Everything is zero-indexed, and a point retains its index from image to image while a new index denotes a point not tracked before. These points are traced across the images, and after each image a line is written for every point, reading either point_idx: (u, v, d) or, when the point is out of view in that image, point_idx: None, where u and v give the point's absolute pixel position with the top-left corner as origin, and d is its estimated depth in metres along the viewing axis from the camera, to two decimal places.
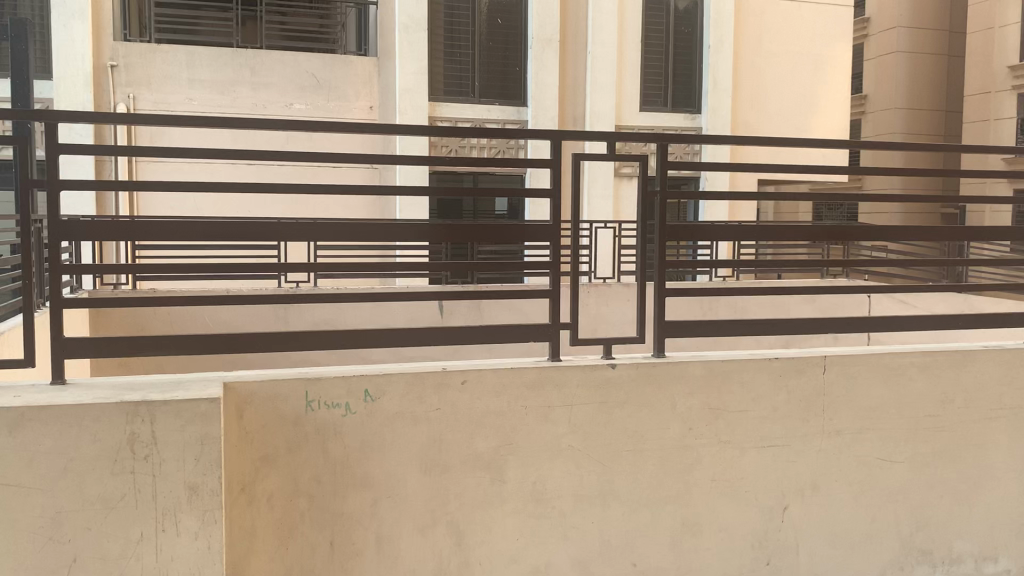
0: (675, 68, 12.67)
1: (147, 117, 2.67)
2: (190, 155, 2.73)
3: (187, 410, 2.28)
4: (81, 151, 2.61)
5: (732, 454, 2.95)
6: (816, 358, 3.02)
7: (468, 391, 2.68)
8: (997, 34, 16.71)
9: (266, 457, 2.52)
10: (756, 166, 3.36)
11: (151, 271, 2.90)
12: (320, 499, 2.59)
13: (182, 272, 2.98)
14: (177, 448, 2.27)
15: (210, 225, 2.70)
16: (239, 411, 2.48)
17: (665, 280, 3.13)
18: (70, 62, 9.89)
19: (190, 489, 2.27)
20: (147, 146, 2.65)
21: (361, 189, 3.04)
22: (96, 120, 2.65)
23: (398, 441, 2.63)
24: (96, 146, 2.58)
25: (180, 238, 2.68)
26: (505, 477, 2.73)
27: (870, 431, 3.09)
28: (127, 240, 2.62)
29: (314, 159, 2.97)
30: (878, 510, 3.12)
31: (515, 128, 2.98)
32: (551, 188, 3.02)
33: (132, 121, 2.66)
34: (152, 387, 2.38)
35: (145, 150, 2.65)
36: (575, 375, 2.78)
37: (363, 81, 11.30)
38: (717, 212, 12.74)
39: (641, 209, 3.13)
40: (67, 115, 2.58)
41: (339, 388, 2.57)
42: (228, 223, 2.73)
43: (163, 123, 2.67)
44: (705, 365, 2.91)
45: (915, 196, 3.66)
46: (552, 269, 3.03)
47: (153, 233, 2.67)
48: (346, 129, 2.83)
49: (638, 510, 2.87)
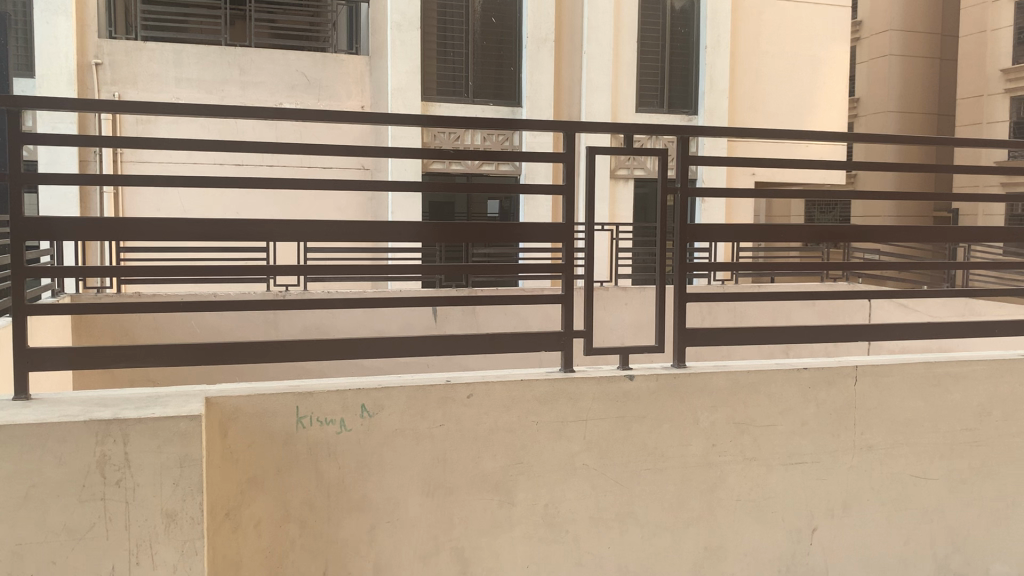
0: (672, 69, 12.43)
1: (130, 105, 2.44)
2: (177, 148, 2.49)
3: (165, 429, 2.04)
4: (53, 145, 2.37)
5: (759, 471, 2.73)
6: (847, 369, 2.80)
7: (474, 406, 2.46)
8: (989, 37, 16.59)
9: (253, 479, 2.29)
10: (782, 163, 3.14)
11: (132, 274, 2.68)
12: (311, 524, 2.36)
13: (166, 274, 2.75)
14: (153, 472, 2.03)
15: (198, 226, 2.47)
16: (222, 429, 2.25)
17: (685, 286, 2.91)
18: (52, 60, 9.64)
19: (167, 516, 2.04)
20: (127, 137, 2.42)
21: (357, 184, 2.81)
22: (70, 107, 2.41)
23: (399, 461, 2.40)
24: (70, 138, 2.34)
25: (163, 239, 2.44)
26: (513, 500, 2.50)
27: (904, 446, 2.87)
28: (110, 239, 2.37)
29: (307, 153, 2.72)
30: (912, 531, 2.91)
31: (523, 117, 2.75)
32: (563, 185, 2.78)
33: (108, 108, 2.43)
34: (126, 402, 2.14)
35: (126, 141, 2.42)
36: (591, 388, 2.56)
37: (355, 80, 11.10)
38: (715, 211, 12.55)
39: (660, 210, 2.90)
40: (39, 100, 2.35)
41: (332, 403, 2.34)
42: (214, 221, 2.49)
43: (149, 110, 2.44)
44: (728, 377, 2.69)
45: (942, 197, 3.46)
46: (565, 272, 2.79)
47: (137, 231, 2.42)
48: (342, 118, 2.60)
49: (658, 534, 2.65)
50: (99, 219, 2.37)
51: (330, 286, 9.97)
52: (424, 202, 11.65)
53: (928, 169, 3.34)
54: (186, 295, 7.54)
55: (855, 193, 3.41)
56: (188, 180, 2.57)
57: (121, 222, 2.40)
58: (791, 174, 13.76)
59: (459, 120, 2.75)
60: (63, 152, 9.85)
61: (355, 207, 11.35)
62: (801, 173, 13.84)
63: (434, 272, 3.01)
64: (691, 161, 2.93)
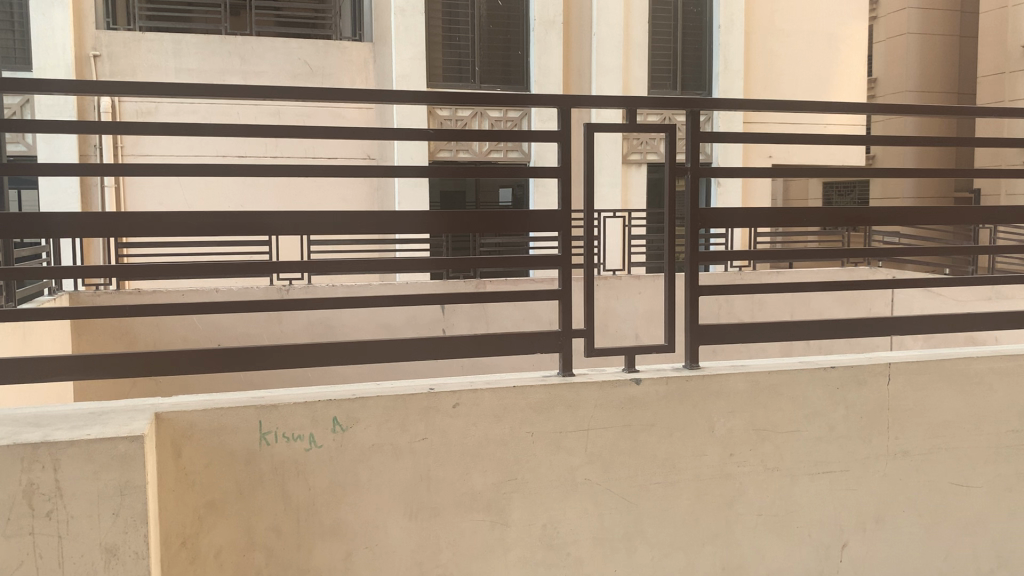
0: (684, 49, 12.03)
1: (132, 85, 2.21)
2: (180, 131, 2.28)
3: (102, 453, 1.79)
4: (44, 133, 2.18)
5: (781, 482, 2.46)
6: (879, 366, 2.53)
7: (462, 416, 2.20)
8: (1010, 13, 15.35)
9: (212, 503, 2.05)
10: (802, 139, 2.83)
11: (127, 273, 2.48)
12: (281, 553, 2.10)
13: (161, 274, 2.54)
14: (88, 502, 1.78)
15: (194, 220, 2.25)
16: (175, 447, 2.01)
17: (697, 276, 2.63)
18: (49, 52, 9.44)
19: (107, 551, 1.79)
20: (123, 122, 2.24)
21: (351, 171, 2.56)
22: (68, 88, 2.18)
23: (378, 479, 2.14)
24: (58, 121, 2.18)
25: (164, 235, 2.24)
26: (507, 520, 2.24)
27: (943, 451, 2.58)
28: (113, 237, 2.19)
29: (295, 137, 2.47)
30: (953, 547, 2.62)
31: (518, 94, 2.47)
32: (560, 167, 2.51)
33: (108, 90, 2.22)
34: (65, 420, 1.90)
35: (128, 126, 2.26)
36: (592, 394, 2.30)
37: (358, 67, 10.82)
38: (731, 195, 12.23)
39: (667, 195, 2.61)
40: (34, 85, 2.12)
41: (299, 415, 2.09)
42: (213, 216, 2.27)
43: (154, 93, 2.22)
44: (748, 378, 2.42)
45: (975, 172, 3.15)
46: (563, 264, 2.52)
47: (144, 227, 2.22)
48: (339, 96, 2.33)
49: (671, 555, 2.38)
50: (103, 214, 2.18)
51: (336, 280, 9.78)
52: (434, 191, 11.39)
53: (960, 144, 3.02)
54: (185, 293, 7.33)
55: (881, 170, 3.11)
56: (187, 169, 2.35)
57: (127, 217, 2.21)
58: (809, 153, 13.39)
59: (455, 97, 2.48)
60: (63, 145, 9.66)
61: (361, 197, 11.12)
62: (819, 153, 13.43)
63: (425, 268, 2.75)
64: (702, 140, 2.64)
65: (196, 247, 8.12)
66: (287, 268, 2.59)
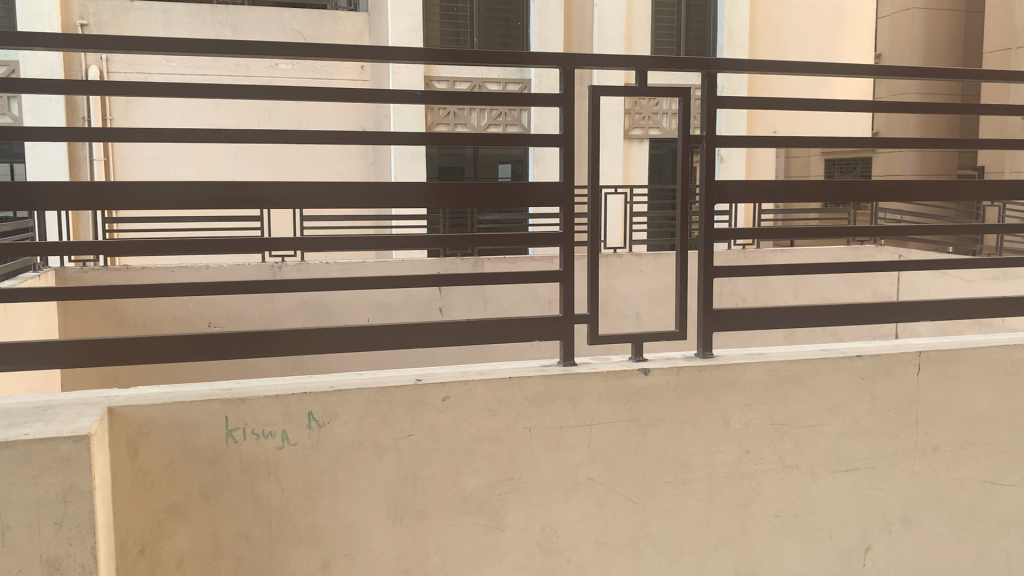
0: (688, 20, 11.74)
1: (121, 37, 1.95)
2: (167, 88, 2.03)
3: (40, 456, 1.57)
4: (25, 92, 1.93)
5: (801, 481, 2.25)
6: (908, 355, 2.31)
7: (452, 411, 1.99)
8: None
9: (174, 507, 1.84)
10: (823, 106, 2.59)
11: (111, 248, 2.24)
12: (250, 560, 1.89)
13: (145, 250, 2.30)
14: (27, 511, 1.57)
15: (187, 190, 2.02)
16: (131, 445, 1.81)
17: (710, 256, 2.40)
18: (35, 20, 9.11)
19: (49, 566, 1.58)
20: (116, 81, 1.97)
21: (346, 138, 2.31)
22: (51, 41, 1.92)
23: (359, 479, 1.94)
24: (43, 80, 1.92)
25: (154, 207, 2.00)
26: (502, 524, 2.04)
27: (974, 447, 2.37)
28: (102, 209, 1.95)
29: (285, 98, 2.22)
30: (984, 551, 2.42)
31: (517, 53, 2.24)
32: (563, 133, 2.27)
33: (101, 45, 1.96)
34: (6, 416, 1.69)
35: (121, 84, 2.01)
36: (596, 386, 2.09)
37: (353, 37, 10.55)
38: (734, 168, 12.02)
39: (680, 168, 2.38)
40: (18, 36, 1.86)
41: (271, 410, 1.88)
42: (208, 184, 2.03)
43: (144, 48, 1.97)
44: (765, 368, 2.22)
45: (998, 141, 2.92)
46: (564, 243, 2.29)
47: (133, 200, 1.99)
48: (328, 53, 2.09)
49: (680, 560, 2.17)
50: (89, 183, 1.95)
51: (331, 258, 9.54)
52: (432, 164, 11.13)
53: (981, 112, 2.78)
54: (174, 270, 7.06)
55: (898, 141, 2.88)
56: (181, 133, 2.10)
57: (116, 186, 1.97)
58: (814, 127, 13.13)
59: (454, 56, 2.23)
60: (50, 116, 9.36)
61: (357, 171, 10.87)
62: (823, 127, 13.17)
63: (416, 245, 2.52)
64: (717, 106, 2.40)
65: (187, 220, 7.86)
66: (277, 246, 2.36)
